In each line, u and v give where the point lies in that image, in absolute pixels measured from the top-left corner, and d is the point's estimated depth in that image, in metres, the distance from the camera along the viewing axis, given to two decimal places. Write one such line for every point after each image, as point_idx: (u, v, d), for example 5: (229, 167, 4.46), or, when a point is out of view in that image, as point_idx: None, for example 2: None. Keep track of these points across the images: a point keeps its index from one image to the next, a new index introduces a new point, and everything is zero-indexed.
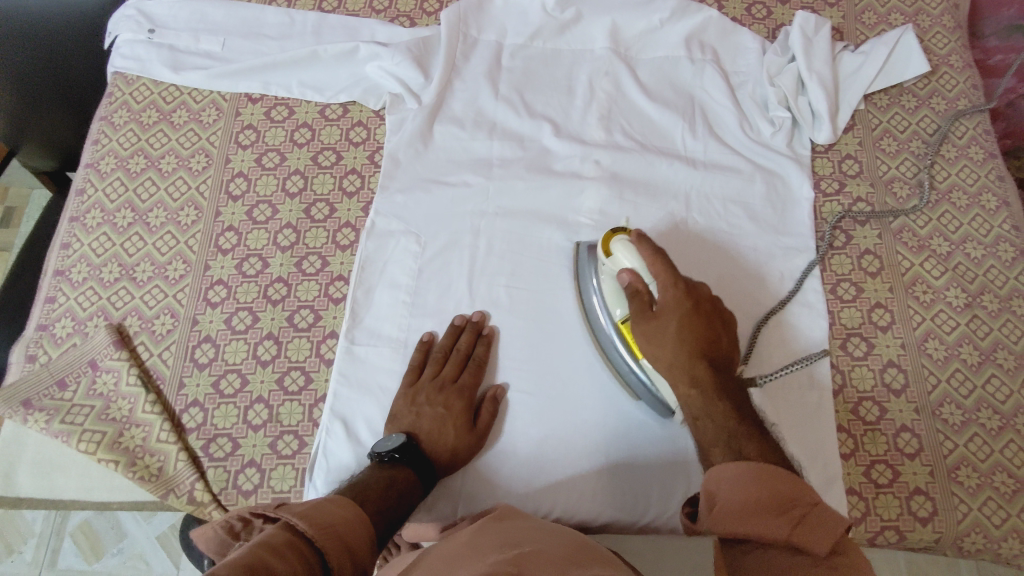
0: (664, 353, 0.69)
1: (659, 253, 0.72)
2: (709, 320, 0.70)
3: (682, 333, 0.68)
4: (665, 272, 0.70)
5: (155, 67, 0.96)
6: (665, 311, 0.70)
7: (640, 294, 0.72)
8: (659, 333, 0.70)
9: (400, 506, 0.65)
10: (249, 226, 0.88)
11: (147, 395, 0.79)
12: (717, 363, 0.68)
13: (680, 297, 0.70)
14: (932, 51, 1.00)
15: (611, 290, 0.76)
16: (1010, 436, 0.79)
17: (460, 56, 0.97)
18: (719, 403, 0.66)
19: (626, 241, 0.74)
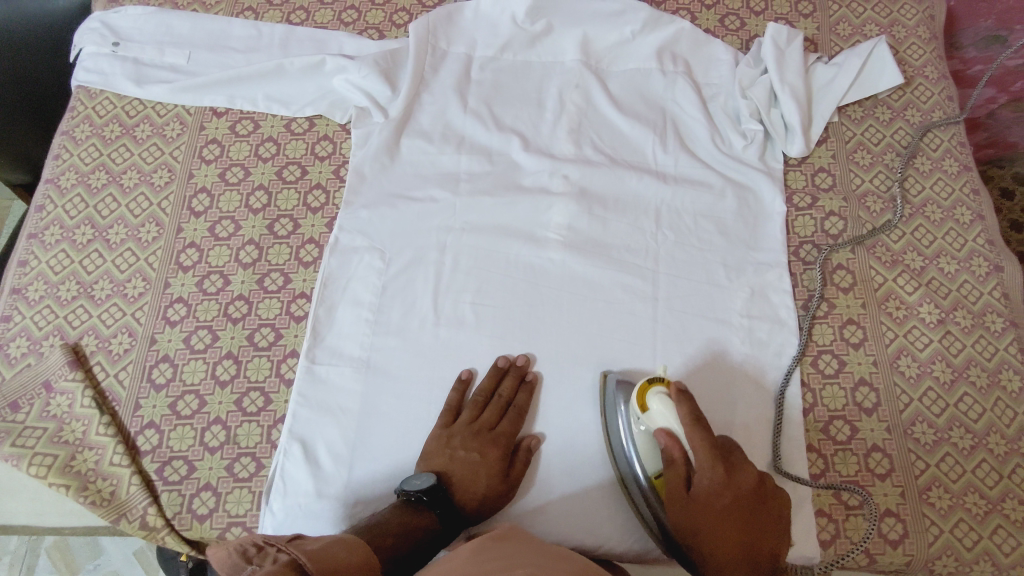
0: (700, 536, 0.68)
1: (697, 422, 0.69)
2: (748, 509, 0.68)
3: (716, 523, 0.67)
4: (703, 445, 0.68)
5: (119, 80, 0.95)
6: (703, 499, 0.68)
7: (675, 464, 0.70)
8: (695, 524, 0.68)
9: (408, 552, 0.65)
10: (211, 243, 0.87)
11: (101, 417, 0.78)
12: (754, 557, 0.67)
13: (718, 481, 0.68)
14: (906, 63, 0.99)
15: (642, 441, 0.73)
16: (983, 455, 0.77)
17: (428, 69, 0.95)
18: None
19: (664, 396, 0.72)
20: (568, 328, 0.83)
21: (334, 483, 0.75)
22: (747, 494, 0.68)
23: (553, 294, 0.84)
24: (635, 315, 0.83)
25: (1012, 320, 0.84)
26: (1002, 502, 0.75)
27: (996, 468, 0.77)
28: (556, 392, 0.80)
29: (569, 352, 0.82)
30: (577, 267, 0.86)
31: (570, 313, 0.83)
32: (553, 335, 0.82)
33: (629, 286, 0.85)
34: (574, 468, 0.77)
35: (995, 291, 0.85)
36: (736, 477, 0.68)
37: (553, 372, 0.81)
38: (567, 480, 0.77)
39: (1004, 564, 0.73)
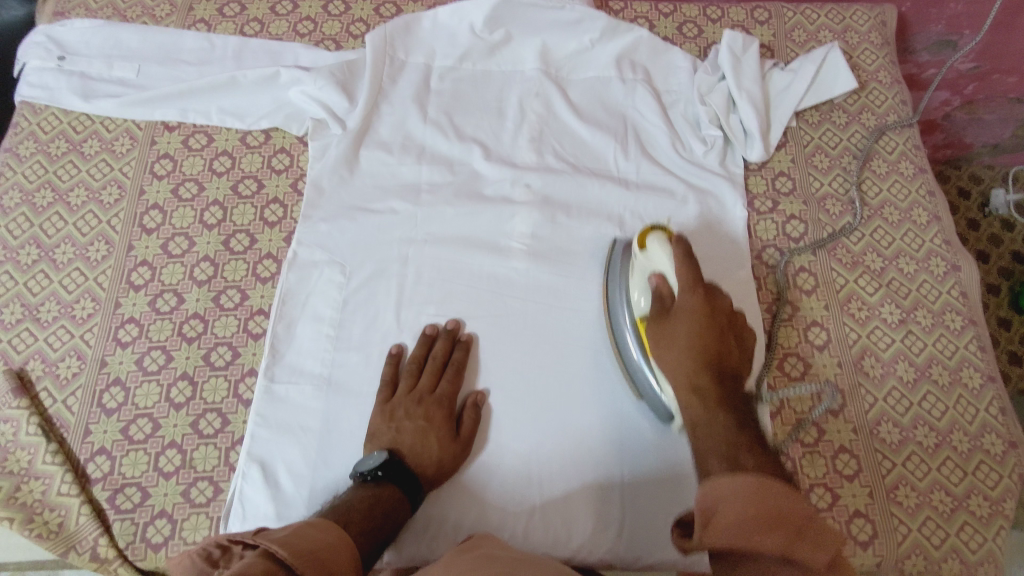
0: (671, 355, 0.68)
1: (688, 259, 0.71)
2: (723, 331, 0.68)
3: (692, 333, 0.67)
4: (688, 274, 0.70)
5: (64, 95, 0.92)
6: (679, 319, 0.69)
7: (662, 299, 0.72)
8: (671, 329, 0.69)
9: (384, 526, 0.64)
10: (164, 260, 0.84)
11: (48, 445, 0.74)
12: (723, 375, 0.66)
13: (699, 304, 0.69)
14: (860, 68, 1.01)
15: (638, 278, 0.76)
16: (947, 453, 0.78)
17: (386, 79, 0.94)
18: (718, 416, 0.62)
19: (662, 238, 0.75)
20: (533, 339, 0.82)
21: (294, 504, 0.72)
22: (727, 328, 0.69)
23: (517, 303, 0.83)
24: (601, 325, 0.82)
25: (971, 318, 0.85)
26: (968, 499, 0.76)
27: (961, 465, 0.77)
28: (520, 402, 0.79)
29: (536, 364, 0.80)
30: (542, 276, 0.85)
31: (535, 325, 0.82)
32: (518, 348, 0.81)
33: (593, 295, 0.84)
34: (543, 477, 0.76)
35: (954, 290, 0.87)
36: (716, 301, 0.69)
37: (516, 383, 0.80)
38: (536, 488, 0.76)
39: (971, 561, 0.73)
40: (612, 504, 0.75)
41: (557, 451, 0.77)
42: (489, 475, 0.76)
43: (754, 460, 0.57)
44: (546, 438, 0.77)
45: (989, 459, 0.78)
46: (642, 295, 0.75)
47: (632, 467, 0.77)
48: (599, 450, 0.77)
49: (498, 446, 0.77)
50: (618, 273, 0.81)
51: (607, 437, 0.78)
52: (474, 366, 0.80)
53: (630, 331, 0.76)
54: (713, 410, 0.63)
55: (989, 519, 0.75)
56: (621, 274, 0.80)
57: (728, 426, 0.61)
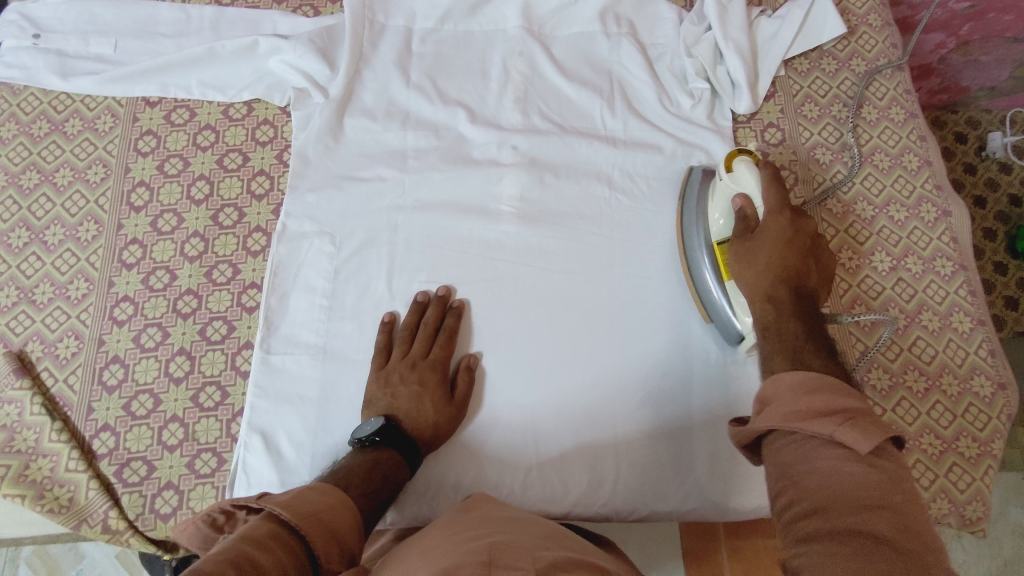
0: (751, 265, 0.69)
1: (778, 183, 0.72)
2: (804, 251, 0.68)
3: (771, 255, 0.68)
4: (776, 197, 0.71)
5: (42, 74, 0.91)
6: (761, 238, 0.70)
7: (746, 219, 0.73)
8: (749, 254, 0.70)
9: (385, 487, 0.66)
10: (154, 237, 0.84)
11: (53, 424, 0.76)
12: (801, 291, 0.66)
13: (785, 223, 0.69)
14: (849, 13, 0.99)
15: (720, 201, 0.78)
16: (936, 397, 0.79)
17: (367, 44, 0.93)
18: (788, 322, 0.63)
19: (750, 163, 0.76)
20: (524, 300, 0.82)
21: (296, 471, 0.74)
22: (808, 240, 0.69)
23: (507, 267, 0.84)
24: (590, 283, 0.83)
25: (961, 263, 0.85)
26: (957, 441, 0.77)
27: (950, 408, 0.78)
28: (515, 364, 0.80)
29: (527, 326, 0.81)
30: (531, 238, 0.85)
31: (525, 287, 0.83)
32: (510, 312, 0.82)
33: (584, 255, 0.84)
34: (540, 435, 0.77)
35: (944, 236, 0.86)
36: (803, 224, 0.70)
37: (508, 345, 0.81)
38: (533, 443, 0.77)
39: (960, 500, 0.76)
40: (608, 458, 0.77)
41: (552, 410, 0.78)
42: (488, 436, 0.78)
43: (818, 364, 0.58)
44: (539, 396, 0.79)
45: (978, 402, 0.79)
46: (724, 217, 0.77)
47: (626, 421, 0.78)
48: (595, 402, 0.79)
49: (493, 408, 0.79)
50: (695, 194, 0.82)
51: (602, 393, 0.79)
52: (467, 330, 0.81)
53: (705, 251, 0.78)
54: (786, 317, 0.64)
55: (977, 460, 0.77)
56: (698, 199, 0.82)
57: (796, 331, 0.62)
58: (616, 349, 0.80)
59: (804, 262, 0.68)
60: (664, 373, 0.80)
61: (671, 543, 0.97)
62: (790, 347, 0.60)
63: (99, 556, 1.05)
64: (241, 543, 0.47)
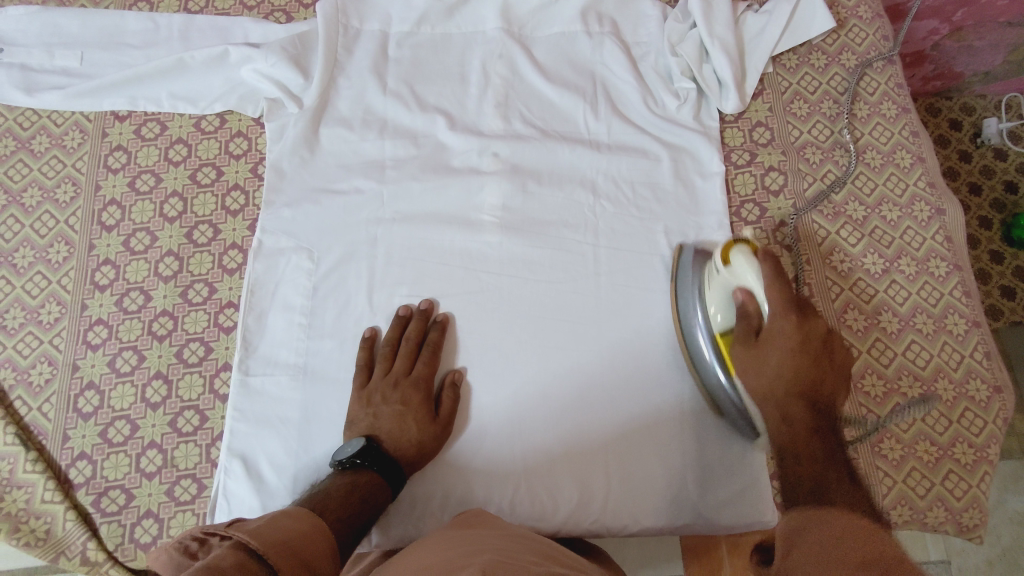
0: (762, 377, 0.67)
1: (780, 277, 0.68)
2: (821, 365, 0.65)
3: (783, 361, 0.65)
4: (780, 296, 0.67)
5: (6, 90, 0.88)
6: (769, 351, 0.67)
7: (748, 317, 0.69)
8: (762, 361, 0.67)
9: (364, 512, 0.65)
10: (127, 258, 0.82)
11: (28, 454, 0.74)
12: (817, 403, 0.64)
13: (792, 327, 0.66)
14: (838, 4, 0.96)
15: (717, 292, 0.73)
16: (932, 402, 0.77)
17: (341, 50, 0.90)
18: (810, 442, 0.61)
19: (748, 254, 0.71)
20: (509, 312, 0.80)
21: (278, 496, 0.72)
22: (820, 345, 0.66)
23: (491, 278, 0.81)
24: (577, 293, 0.81)
25: (956, 263, 0.83)
26: (953, 447, 0.76)
27: (946, 414, 0.77)
28: (500, 379, 0.78)
29: (512, 340, 0.79)
30: (515, 249, 0.82)
31: (510, 298, 0.81)
32: (496, 326, 0.80)
33: (569, 264, 0.82)
34: (526, 452, 0.76)
35: (938, 235, 0.84)
36: (812, 326, 0.67)
37: (493, 360, 0.79)
38: (520, 460, 0.75)
39: (956, 508, 0.74)
40: (596, 474, 0.75)
41: (539, 426, 0.76)
42: (476, 454, 0.76)
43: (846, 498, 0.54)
44: (528, 412, 0.77)
45: (974, 406, 0.77)
46: (721, 312, 0.72)
47: (616, 435, 0.76)
48: (584, 417, 0.77)
49: (478, 424, 0.77)
50: (689, 284, 0.77)
51: (593, 407, 0.77)
52: (452, 345, 0.79)
53: (705, 343, 0.74)
54: (804, 437, 0.62)
55: (974, 466, 0.75)
56: (696, 276, 0.77)
57: (819, 455, 0.59)
58: (605, 362, 0.78)
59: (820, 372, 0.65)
60: (654, 384, 0.78)
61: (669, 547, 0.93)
62: (817, 481, 0.57)
63: None
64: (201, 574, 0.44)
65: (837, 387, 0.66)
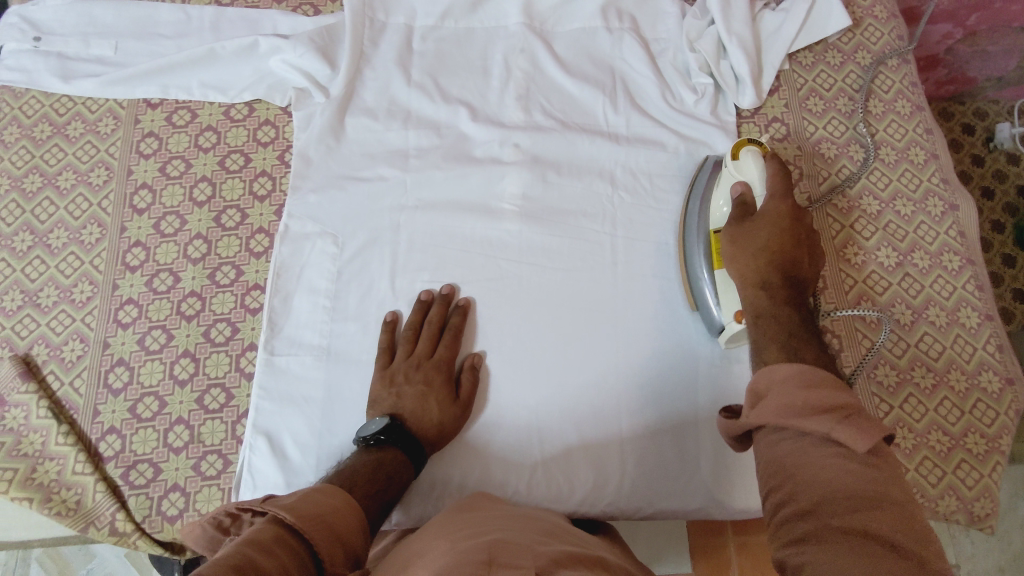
0: (751, 247, 0.70)
1: (781, 176, 0.74)
2: (801, 243, 0.70)
3: (770, 238, 0.69)
4: (778, 184, 0.74)
5: (43, 77, 0.91)
6: (759, 224, 0.71)
7: (744, 204, 0.74)
8: (748, 234, 0.71)
9: (390, 487, 0.66)
10: (157, 240, 0.85)
11: (60, 427, 0.76)
12: (794, 282, 0.67)
13: (783, 209, 0.71)
14: (854, 4, 0.98)
15: (724, 186, 0.78)
16: (944, 393, 0.78)
17: (367, 43, 0.92)
18: (782, 308, 0.65)
19: (757, 153, 0.77)
20: (528, 299, 0.82)
21: (302, 472, 0.74)
22: (804, 231, 0.71)
23: (511, 266, 0.83)
24: (595, 281, 0.82)
25: (969, 257, 0.84)
26: (965, 438, 0.77)
27: (958, 404, 0.78)
28: (519, 364, 0.80)
29: (531, 326, 0.81)
30: (534, 237, 0.84)
31: (530, 286, 0.82)
32: (516, 313, 0.81)
33: (587, 253, 0.84)
34: (543, 435, 0.77)
35: (951, 230, 0.86)
36: (802, 215, 0.72)
37: (512, 344, 0.80)
38: (537, 443, 0.77)
39: (967, 497, 0.75)
40: (612, 459, 0.77)
41: (556, 410, 0.78)
42: (494, 437, 0.78)
43: (813, 360, 0.58)
44: (545, 397, 0.78)
45: (986, 397, 0.78)
46: (726, 204, 0.77)
47: (632, 420, 0.78)
48: (599, 403, 0.78)
49: (497, 406, 0.78)
50: (699, 184, 0.83)
51: (609, 393, 0.78)
52: (472, 329, 0.81)
53: (701, 237, 0.79)
54: (779, 303, 0.66)
55: (986, 456, 0.76)
56: (706, 179, 0.82)
57: (788, 315, 0.64)
58: (620, 350, 0.80)
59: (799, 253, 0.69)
60: (669, 372, 0.79)
61: (680, 538, 0.94)
62: (783, 328, 0.63)
63: (109, 556, 1.06)
64: (245, 547, 0.46)
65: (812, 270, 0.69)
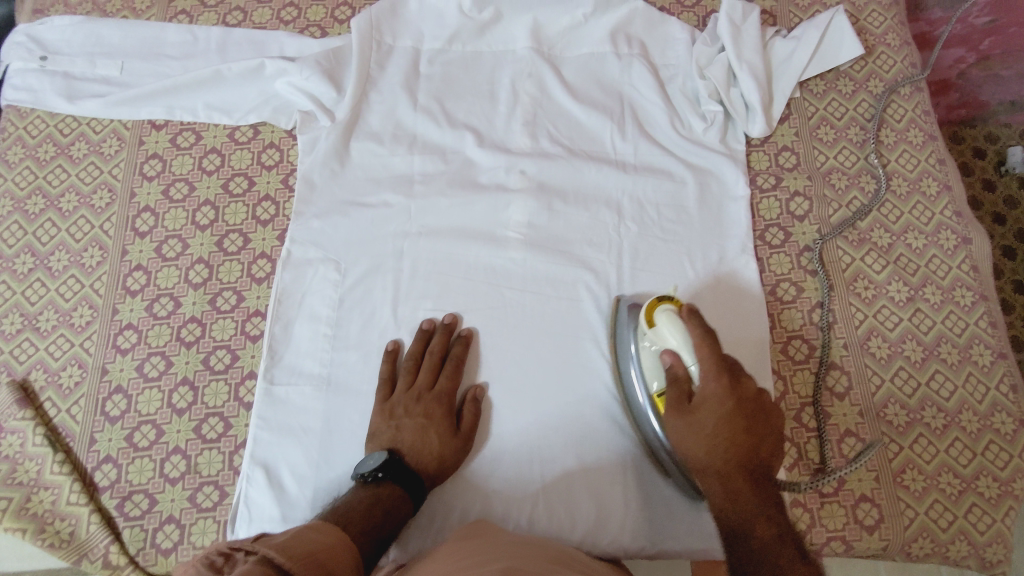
0: (698, 445, 0.65)
1: (707, 338, 0.66)
2: (752, 423, 0.65)
3: (720, 428, 0.64)
4: (709, 355, 0.65)
5: (49, 97, 0.91)
6: (704, 417, 0.65)
7: (679, 380, 0.67)
8: (693, 433, 0.65)
9: (386, 525, 0.65)
10: (159, 264, 0.84)
11: (56, 455, 0.76)
12: (757, 475, 0.64)
13: (724, 390, 0.65)
14: (867, 31, 0.96)
15: (648, 354, 0.71)
16: (955, 434, 0.77)
17: (374, 66, 0.91)
18: (759, 526, 0.61)
19: (672, 313, 0.69)
20: (532, 329, 0.81)
21: (299, 506, 0.73)
22: (753, 407, 0.65)
23: (515, 295, 0.82)
24: (600, 312, 0.81)
25: (982, 293, 0.83)
26: (977, 480, 0.75)
27: (969, 446, 0.76)
28: (522, 396, 0.78)
29: (535, 357, 0.80)
30: (539, 266, 0.83)
31: (534, 317, 0.81)
32: (519, 343, 0.80)
33: (592, 284, 0.82)
34: (544, 468, 0.76)
35: (964, 264, 0.84)
36: (742, 388, 0.65)
37: (514, 375, 0.79)
38: (539, 478, 0.76)
39: (979, 542, 0.73)
40: (615, 495, 0.75)
41: (559, 443, 0.77)
42: (495, 470, 0.76)
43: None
44: (548, 430, 0.77)
45: (999, 439, 0.76)
46: (658, 378, 0.70)
47: (636, 455, 0.76)
48: (602, 436, 0.77)
49: (498, 440, 0.77)
50: (625, 331, 0.76)
51: (613, 426, 0.77)
52: (474, 359, 0.80)
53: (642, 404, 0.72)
54: (755, 516, 0.62)
55: (998, 500, 0.74)
56: (630, 325, 0.76)
57: (767, 537, 0.61)
58: None
59: (756, 439, 0.65)
60: None
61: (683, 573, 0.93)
62: (766, 562, 0.59)
63: None
64: None
65: (774, 447, 0.66)
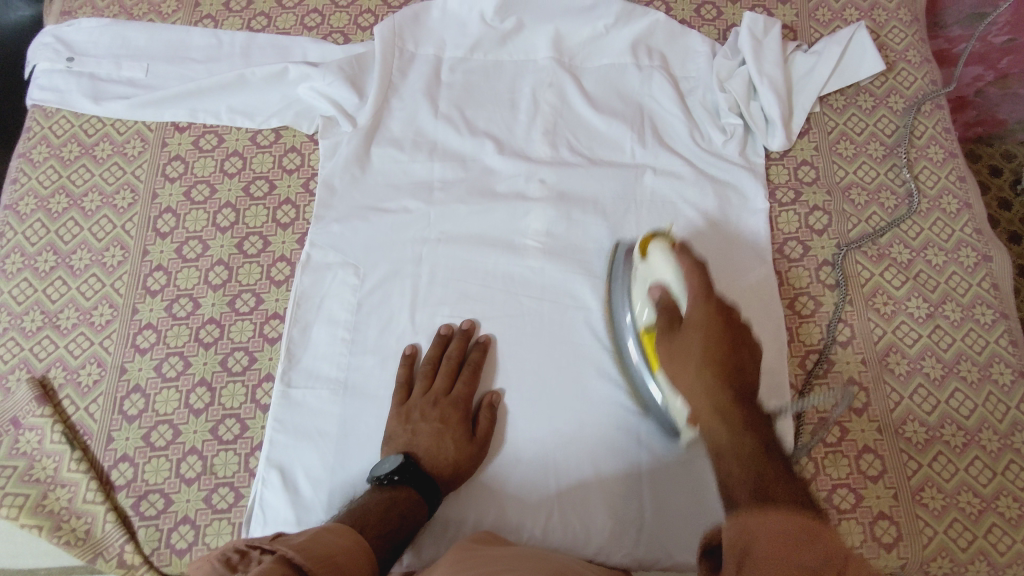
0: (681, 374, 0.64)
1: (697, 268, 0.68)
2: (737, 339, 0.64)
3: (708, 345, 0.63)
4: (699, 282, 0.67)
5: (74, 98, 0.92)
6: (687, 330, 0.65)
7: (667, 307, 0.69)
8: (680, 352, 0.65)
9: (402, 528, 0.65)
10: (179, 265, 0.84)
11: (72, 453, 0.76)
12: (746, 396, 0.60)
13: (712, 311, 0.65)
14: (888, 48, 0.97)
15: (640, 291, 0.75)
16: (975, 453, 0.76)
17: (396, 72, 0.92)
18: (745, 439, 0.56)
19: (665, 249, 0.73)
20: (550, 337, 0.80)
21: (314, 509, 0.72)
22: (739, 327, 0.65)
23: (532, 303, 0.82)
24: None
25: (1003, 312, 0.82)
26: (996, 500, 0.74)
27: (989, 465, 0.75)
28: (538, 403, 0.78)
29: (551, 365, 0.79)
30: (557, 274, 0.83)
31: (551, 325, 0.81)
32: (536, 351, 0.80)
33: (610, 294, 0.82)
34: (560, 477, 0.76)
35: (984, 282, 0.84)
36: (731, 313, 0.65)
37: (531, 382, 0.79)
38: (554, 486, 0.75)
39: (999, 563, 0.72)
40: (630, 508, 0.75)
41: (575, 451, 0.76)
42: (511, 477, 0.76)
43: (787, 493, 0.51)
44: (564, 437, 0.77)
45: (1019, 459, 0.76)
46: (647, 308, 0.73)
47: (652, 466, 0.76)
48: (619, 446, 0.77)
49: (514, 448, 0.77)
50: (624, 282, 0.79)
51: (629, 435, 0.77)
52: (492, 366, 0.80)
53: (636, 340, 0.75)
54: (738, 429, 0.57)
55: (1018, 521, 0.73)
56: (625, 276, 0.79)
57: (753, 447, 0.56)
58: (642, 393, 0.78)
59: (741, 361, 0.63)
60: None
61: None
62: (752, 480, 0.53)
63: None
64: None
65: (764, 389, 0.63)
